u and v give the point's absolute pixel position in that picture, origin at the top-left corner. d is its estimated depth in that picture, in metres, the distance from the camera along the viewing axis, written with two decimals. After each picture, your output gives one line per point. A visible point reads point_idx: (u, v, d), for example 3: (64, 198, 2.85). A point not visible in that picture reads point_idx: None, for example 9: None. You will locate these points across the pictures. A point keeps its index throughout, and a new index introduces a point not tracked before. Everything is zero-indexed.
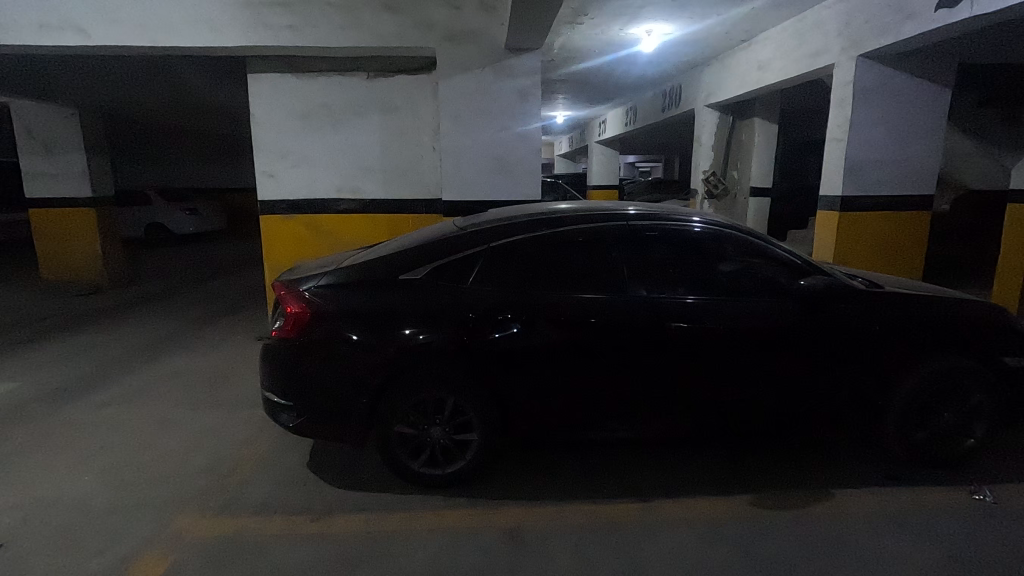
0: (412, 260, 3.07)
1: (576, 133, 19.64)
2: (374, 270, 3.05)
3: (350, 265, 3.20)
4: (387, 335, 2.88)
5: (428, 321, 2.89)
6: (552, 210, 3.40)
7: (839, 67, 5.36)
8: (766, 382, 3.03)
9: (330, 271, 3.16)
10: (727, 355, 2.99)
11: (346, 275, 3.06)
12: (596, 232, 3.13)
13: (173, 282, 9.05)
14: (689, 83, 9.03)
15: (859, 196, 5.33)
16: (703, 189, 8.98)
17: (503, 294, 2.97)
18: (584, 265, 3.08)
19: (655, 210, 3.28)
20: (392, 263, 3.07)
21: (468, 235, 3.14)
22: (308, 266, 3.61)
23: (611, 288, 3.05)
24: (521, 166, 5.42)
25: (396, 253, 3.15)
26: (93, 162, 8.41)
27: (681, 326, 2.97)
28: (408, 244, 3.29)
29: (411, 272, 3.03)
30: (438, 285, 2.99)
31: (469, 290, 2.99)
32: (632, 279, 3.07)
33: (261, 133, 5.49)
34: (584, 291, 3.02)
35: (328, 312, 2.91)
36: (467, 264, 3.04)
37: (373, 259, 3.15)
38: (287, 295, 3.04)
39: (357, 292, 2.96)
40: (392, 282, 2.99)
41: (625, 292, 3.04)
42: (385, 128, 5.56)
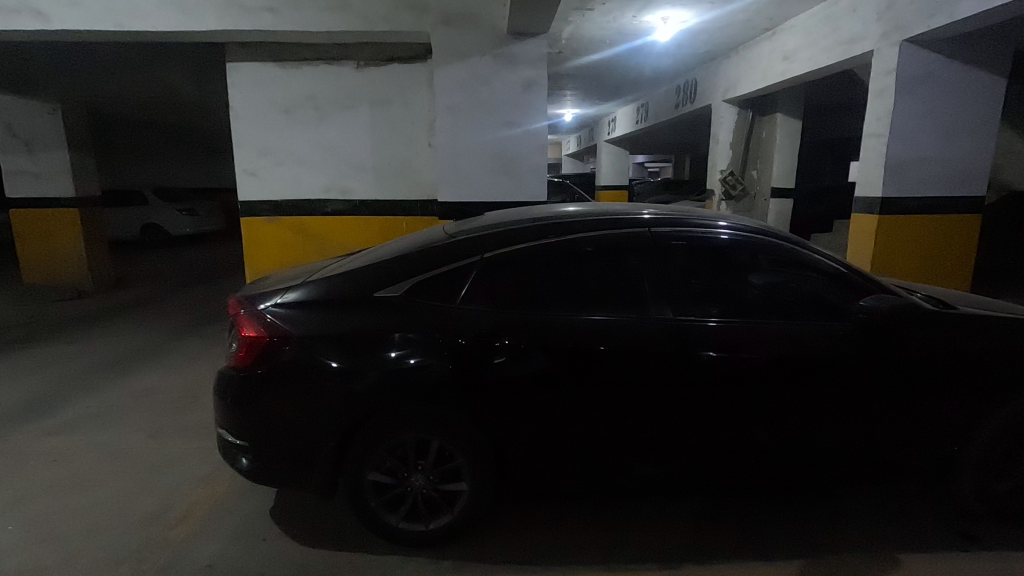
0: (391, 272, 2.59)
1: (586, 132, 19.11)
2: (347, 285, 2.58)
3: (320, 277, 2.72)
4: (360, 365, 2.40)
5: (409, 348, 2.41)
6: (557, 214, 2.91)
7: (879, 55, 4.83)
8: (817, 421, 2.51)
9: (296, 285, 2.69)
10: (769, 389, 2.48)
11: (314, 290, 2.59)
12: (609, 240, 2.63)
13: (163, 286, 8.64)
14: (706, 77, 8.52)
15: (902, 197, 4.80)
16: (720, 190, 8.45)
17: (499, 314, 2.48)
18: (596, 280, 2.59)
19: (678, 214, 2.79)
20: (367, 277, 2.60)
21: (458, 244, 2.65)
22: (278, 279, 3.16)
23: (629, 308, 2.55)
24: (524, 164, 4.94)
25: (374, 264, 2.68)
26: (76, 159, 7.99)
27: (713, 354, 2.47)
28: (389, 254, 2.82)
29: (389, 289, 2.54)
30: (421, 303, 2.51)
31: (458, 307, 2.50)
32: (653, 296, 2.57)
33: (242, 128, 5.04)
34: (596, 312, 2.53)
35: (291, 336, 2.44)
36: (456, 280, 2.55)
37: (347, 271, 2.68)
38: (242, 315, 2.56)
39: (325, 311, 2.49)
40: (367, 301, 2.51)
41: (645, 312, 2.54)
42: (377, 123, 5.10)
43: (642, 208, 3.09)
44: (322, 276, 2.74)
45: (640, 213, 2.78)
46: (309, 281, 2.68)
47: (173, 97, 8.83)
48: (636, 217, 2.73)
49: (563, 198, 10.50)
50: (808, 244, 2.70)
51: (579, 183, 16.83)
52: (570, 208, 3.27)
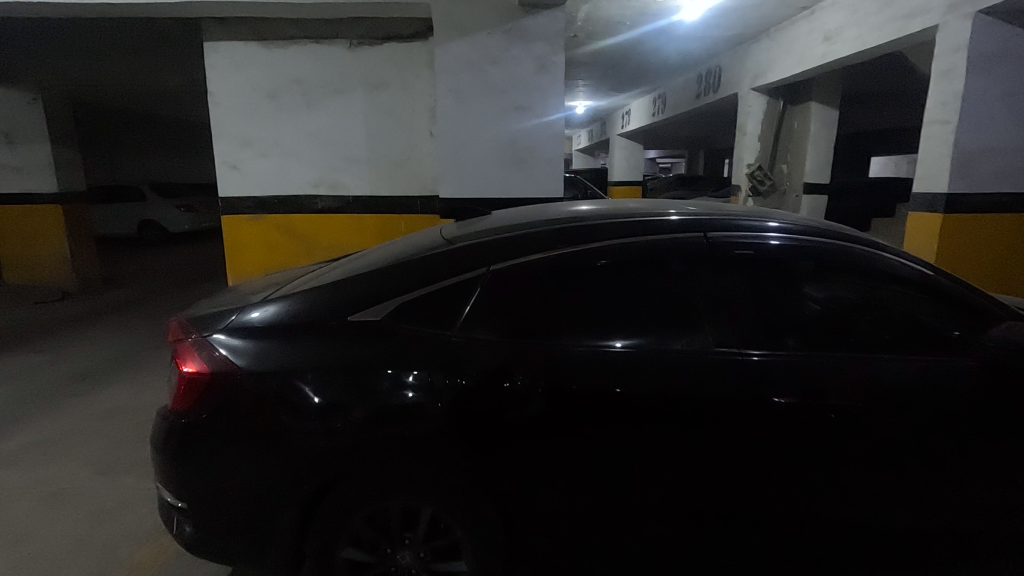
0: (370, 289, 2.05)
1: (598, 126, 18.52)
2: (308, 306, 2.03)
3: (287, 293, 2.18)
4: (326, 414, 1.87)
5: (385, 390, 1.87)
6: (572, 216, 2.35)
7: (946, 29, 4.21)
8: (910, 483, 1.96)
9: (248, 304, 2.15)
10: (850, 443, 1.93)
11: (267, 312, 2.05)
12: (642, 248, 2.05)
13: (153, 287, 8.18)
14: (733, 63, 7.91)
15: (971, 193, 4.18)
16: (746, 185, 7.86)
17: (501, 345, 1.93)
18: (632, 301, 2.02)
19: (727, 216, 2.21)
20: (334, 295, 2.05)
21: (458, 253, 2.09)
22: (238, 292, 2.62)
23: (670, 337, 1.98)
24: (537, 155, 4.39)
25: (345, 279, 2.13)
26: (60, 152, 7.53)
27: (785, 400, 1.91)
28: (366, 266, 2.28)
29: (369, 311, 2.00)
30: (407, 331, 1.96)
31: (448, 333, 1.96)
32: (700, 322, 2.01)
33: (221, 115, 4.52)
34: (627, 342, 1.97)
35: (241, 372, 1.90)
36: (447, 299, 1.99)
37: (312, 287, 2.13)
38: (181, 343, 2.01)
39: (280, 341, 1.94)
40: (341, 326, 1.97)
41: (689, 342, 1.98)
42: (372, 109, 4.56)
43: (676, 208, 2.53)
44: (282, 293, 2.20)
45: (677, 215, 2.21)
46: (266, 300, 2.14)
47: (164, 85, 8.34)
48: (674, 220, 2.17)
49: (575, 194, 9.94)
50: (894, 254, 2.13)
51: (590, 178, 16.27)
52: (585, 207, 2.72)
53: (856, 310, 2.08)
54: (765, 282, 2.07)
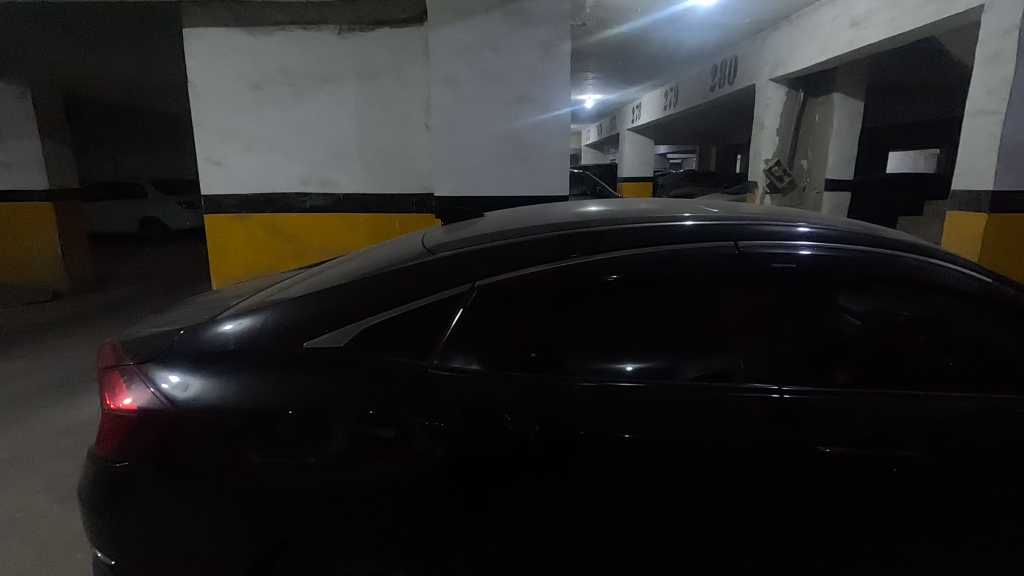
0: (337, 307, 1.73)
1: (607, 120, 18.11)
2: (258, 328, 1.73)
3: (244, 309, 1.89)
4: (278, 460, 1.57)
5: (345, 430, 1.57)
6: (572, 221, 2.04)
7: (992, 9, 3.82)
8: (976, 547, 1.62)
9: (196, 322, 1.86)
10: (905, 498, 1.58)
11: (213, 334, 1.75)
12: (649, 259, 1.72)
13: (149, 286, 7.95)
14: (750, 53, 7.53)
15: (1018, 190, 3.81)
16: (765, 182, 7.46)
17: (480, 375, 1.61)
18: (648, 325, 1.69)
19: (752, 221, 1.89)
20: (288, 315, 1.75)
21: (441, 266, 1.77)
22: (201, 304, 2.34)
23: (683, 365, 1.65)
24: (541, 150, 4.08)
25: (305, 295, 1.84)
26: (51, 148, 7.30)
27: (835, 449, 1.56)
28: (335, 278, 1.98)
29: (333, 336, 1.68)
30: (377, 360, 1.64)
31: (416, 360, 1.64)
32: (719, 346, 1.66)
33: (203, 107, 4.24)
34: (632, 369, 1.64)
35: (177, 409, 1.59)
36: (416, 319, 1.68)
37: (268, 305, 1.84)
38: (108, 374, 1.70)
39: (221, 370, 1.64)
40: (299, 354, 1.66)
41: (706, 370, 1.64)
42: (364, 100, 4.26)
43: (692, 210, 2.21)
44: (238, 309, 1.91)
45: (692, 221, 1.88)
46: (230, 315, 1.85)
47: (159, 77, 8.09)
48: (688, 227, 1.84)
49: (583, 191, 9.58)
50: (950, 265, 1.80)
51: (599, 174, 15.92)
52: (590, 209, 2.41)
53: (908, 333, 1.74)
54: (799, 298, 1.72)
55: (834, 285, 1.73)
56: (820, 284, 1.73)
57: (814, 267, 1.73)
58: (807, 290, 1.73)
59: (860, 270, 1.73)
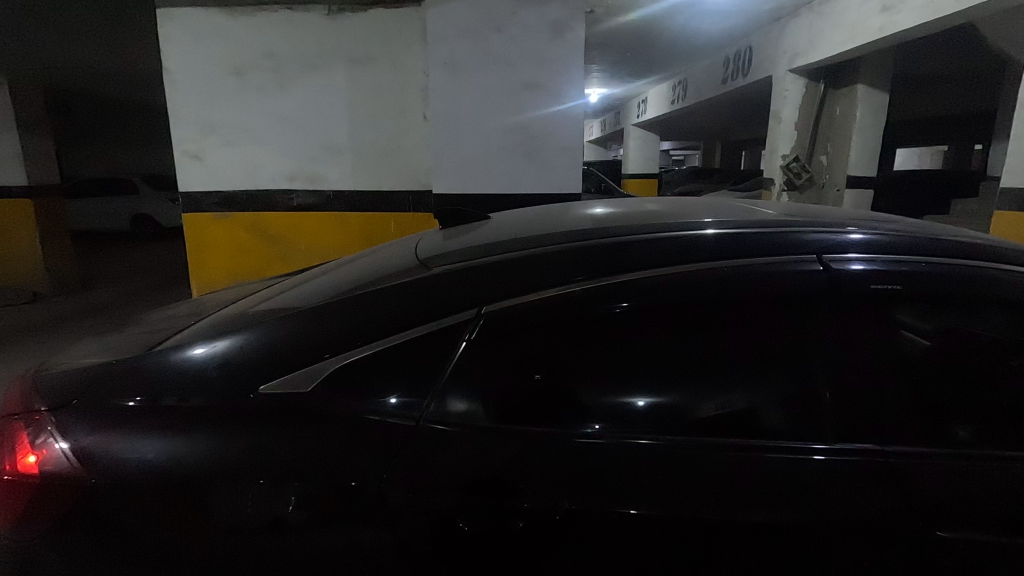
0: (305, 339, 1.37)
1: (611, 116, 17.75)
2: (211, 363, 1.39)
3: (193, 338, 1.53)
4: (221, 546, 1.20)
5: (307, 506, 1.20)
6: (575, 229, 1.69)
7: None
8: None
9: (149, 351, 1.51)
10: None
11: (168, 366, 1.41)
12: (680, 276, 1.34)
13: (134, 286, 7.57)
14: (767, 43, 7.19)
15: None
16: (781, 179, 7.09)
17: (440, 422, 1.26)
18: (700, 365, 1.31)
19: (793, 226, 1.53)
20: (254, 344, 1.40)
21: (434, 287, 1.41)
22: (162, 323, 2.00)
23: (700, 403, 1.28)
24: (552, 143, 3.81)
25: (275, 319, 1.47)
26: (31, 142, 6.96)
27: (954, 534, 1.17)
28: (305, 297, 1.64)
29: (295, 381, 1.32)
30: (352, 411, 1.28)
31: (391, 401, 1.28)
32: (748, 381, 1.30)
33: (181, 97, 3.89)
34: (640, 407, 1.28)
35: (93, 478, 1.23)
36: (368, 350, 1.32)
37: (234, 330, 1.49)
38: (11, 427, 1.35)
39: (153, 423, 1.29)
40: (253, 404, 1.30)
41: (728, 411, 1.28)
42: (355, 88, 3.90)
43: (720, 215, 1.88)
44: (196, 335, 1.57)
45: (716, 227, 1.53)
46: (201, 336, 1.53)
47: (149, 68, 7.78)
48: (711, 235, 1.48)
49: (590, 187, 9.20)
50: None
51: (604, 170, 15.53)
52: (598, 211, 2.09)
53: (993, 361, 1.37)
54: (858, 321, 1.33)
55: (899, 303, 1.34)
56: (886, 304, 1.34)
57: (872, 283, 1.34)
58: (867, 310, 1.33)
59: (932, 285, 1.35)
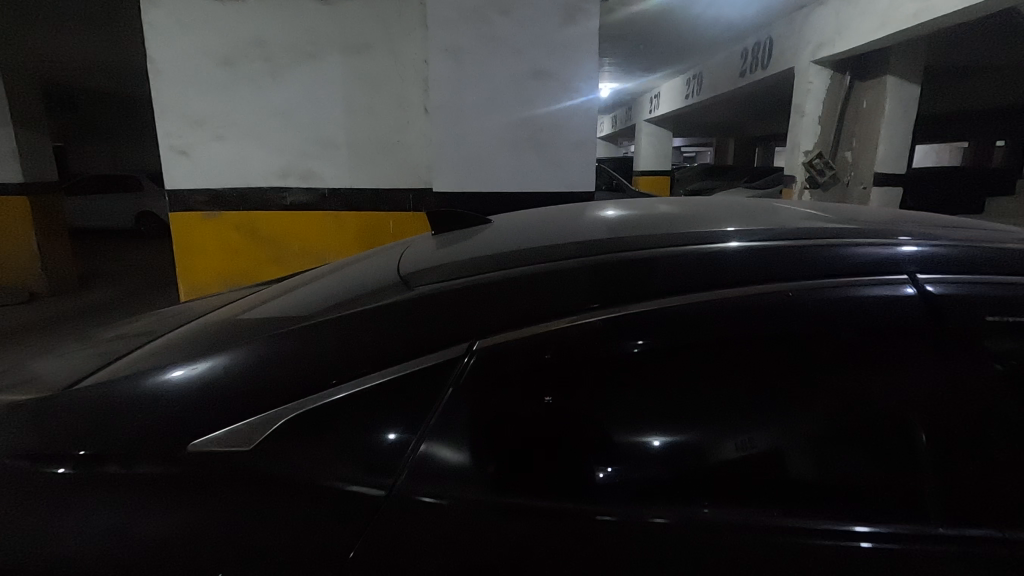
0: (261, 380, 1.11)
1: (623, 112, 17.40)
2: (186, 400, 1.13)
3: (134, 373, 1.25)
4: None
5: None
6: (580, 239, 1.43)
7: None
8: None
9: (117, 380, 1.25)
10: None
11: (138, 400, 1.16)
12: (729, 305, 1.06)
13: (131, 285, 7.38)
14: (789, 33, 6.87)
15: None
16: (803, 177, 6.80)
17: (408, 472, 1.00)
18: (752, 417, 1.04)
19: (839, 234, 1.25)
20: (238, 372, 1.14)
21: (417, 309, 1.15)
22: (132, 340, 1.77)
23: (720, 442, 1.03)
24: (560, 138, 3.79)
25: (261, 343, 1.20)
26: (27, 138, 6.79)
27: None
28: (290, 312, 1.39)
29: (248, 435, 1.06)
30: (315, 473, 1.02)
31: (391, 437, 1.02)
32: (780, 416, 1.04)
33: (168, 88, 3.72)
34: (655, 446, 1.02)
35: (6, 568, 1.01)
36: (311, 386, 1.08)
37: (218, 352, 1.23)
38: None
39: (95, 494, 1.05)
40: (199, 469, 1.04)
41: (752, 451, 1.02)
42: (351, 79, 3.77)
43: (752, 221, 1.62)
44: (169, 356, 1.30)
45: (740, 238, 1.26)
46: (178, 357, 1.28)
47: None
48: (735, 247, 1.21)
49: (601, 185, 8.89)
50: None
51: (615, 168, 15.19)
52: (609, 214, 1.83)
53: None
54: (924, 351, 1.06)
55: (972, 337, 1.07)
56: (982, 333, 1.07)
57: (958, 310, 1.07)
58: (937, 339, 1.07)
59: (1014, 310, 1.08)
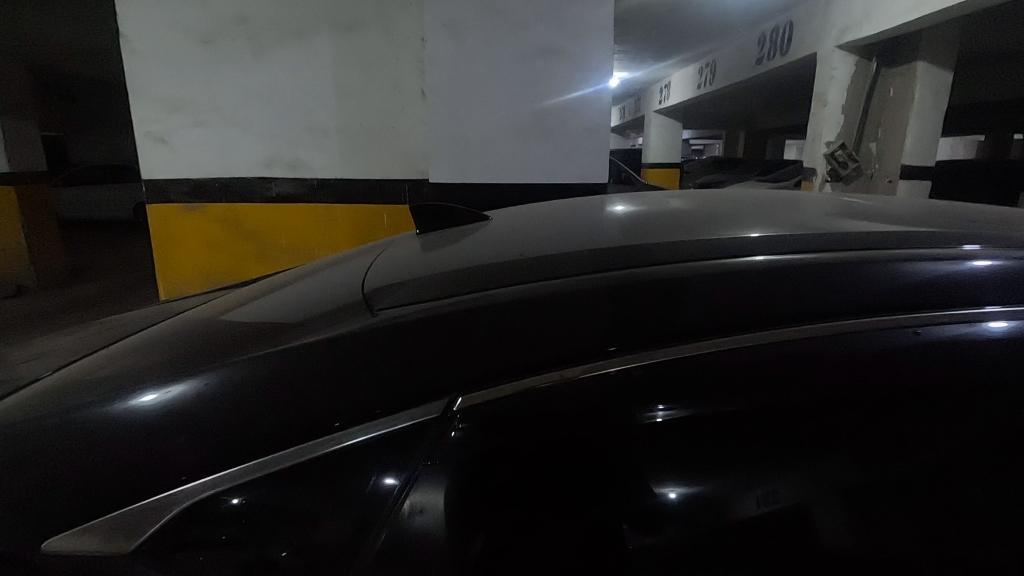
0: (224, 425, 0.84)
1: (631, 102, 16.97)
2: (154, 432, 0.86)
3: (73, 412, 0.95)
4: None
5: None
6: (584, 244, 1.17)
7: None
8: None
9: (65, 410, 0.97)
10: None
11: (94, 438, 0.89)
12: (802, 348, 0.84)
13: (125, 278, 7.16)
14: (810, 17, 6.51)
15: None
16: (824, 169, 6.44)
17: (388, 536, 0.76)
18: (813, 471, 0.81)
19: (892, 244, 1.02)
20: (217, 400, 0.88)
21: (424, 332, 0.90)
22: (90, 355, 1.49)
23: (742, 492, 0.80)
24: (570, 124, 3.59)
25: (245, 360, 0.94)
26: (12, 126, 6.54)
27: None
28: (277, 321, 1.13)
29: (207, 503, 0.78)
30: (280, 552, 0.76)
31: (389, 480, 0.77)
32: (818, 462, 0.81)
33: (144, 69, 3.56)
34: (672, 500, 0.79)
35: None
36: (277, 432, 0.82)
37: (194, 368, 0.97)
38: None
39: None
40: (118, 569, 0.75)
41: (779, 507, 0.79)
42: (339, 57, 3.64)
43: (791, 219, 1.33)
44: (131, 372, 1.03)
45: (766, 250, 1.01)
46: (139, 378, 1.00)
47: None
48: (761, 260, 0.98)
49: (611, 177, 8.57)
50: None
51: (623, 160, 14.81)
52: (618, 209, 1.56)
53: None
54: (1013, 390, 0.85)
55: None
56: None
57: None
58: None
59: None
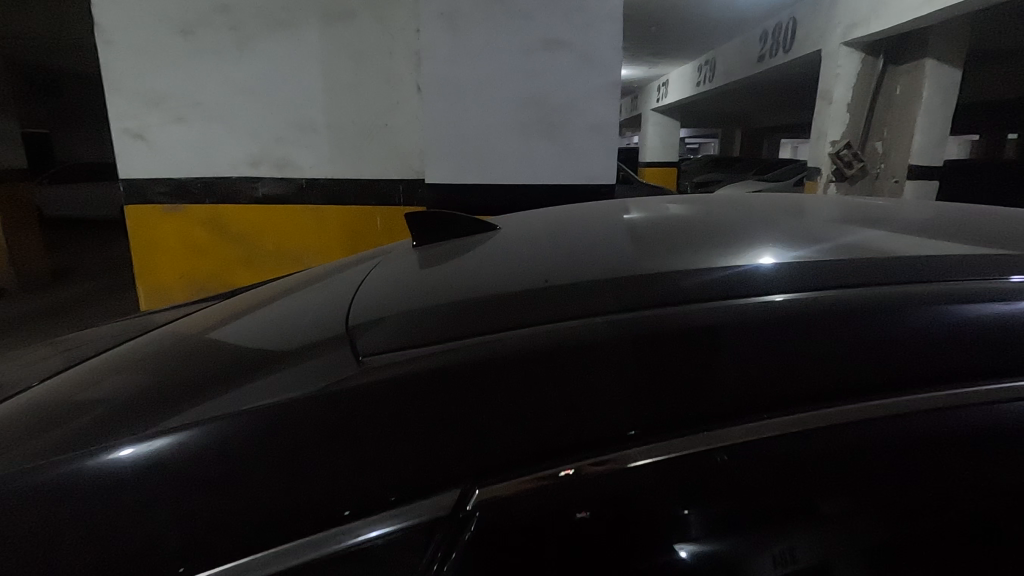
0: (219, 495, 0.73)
1: (628, 100, 16.75)
2: (139, 495, 0.74)
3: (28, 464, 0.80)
4: None
5: None
6: (600, 269, 1.03)
7: None
8: None
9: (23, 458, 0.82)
10: None
11: (66, 499, 0.75)
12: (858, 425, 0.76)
13: (109, 280, 6.91)
14: (815, 14, 6.37)
15: None
16: (829, 168, 6.29)
17: None
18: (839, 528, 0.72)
19: (931, 275, 0.92)
20: (207, 461, 0.74)
21: (445, 386, 0.77)
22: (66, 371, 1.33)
23: (759, 550, 0.71)
24: (575, 121, 3.43)
25: (235, 409, 0.79)
26: None
27: None
28: (270, 350, 0.98)
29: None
30: None
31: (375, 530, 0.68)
32: (840, 515, 0.73)
33: (122, 63, 3.40)
34: (685, 558, 0.69)
35: None
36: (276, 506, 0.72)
37: (180, 413, 0.82)
38: None
39: None
40: None
41: (793, 568, 0.70)
42: (328, 51, 3.45)
43: (832, 231, 1.19)
44: (104, 414, 0.88)
45: (788, 284, 0.90)
46: (109, 426, 0.84)
47: None
48: (780, 300, 0.87)
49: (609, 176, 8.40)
50: None
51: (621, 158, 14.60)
52: (628, 217, 1.43)
53: None
54: None
55: None
56: None
57: None
58: None
59: None
